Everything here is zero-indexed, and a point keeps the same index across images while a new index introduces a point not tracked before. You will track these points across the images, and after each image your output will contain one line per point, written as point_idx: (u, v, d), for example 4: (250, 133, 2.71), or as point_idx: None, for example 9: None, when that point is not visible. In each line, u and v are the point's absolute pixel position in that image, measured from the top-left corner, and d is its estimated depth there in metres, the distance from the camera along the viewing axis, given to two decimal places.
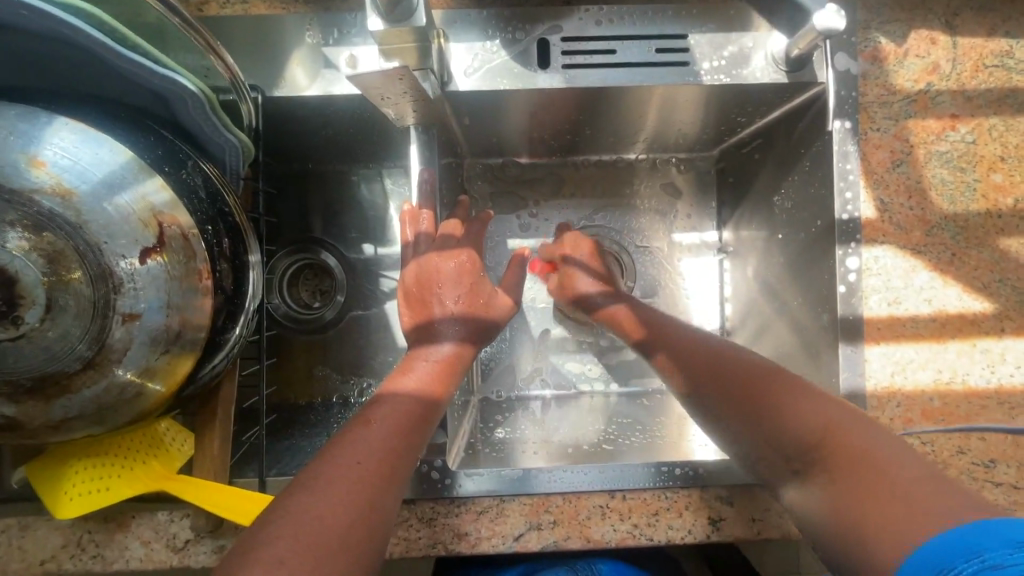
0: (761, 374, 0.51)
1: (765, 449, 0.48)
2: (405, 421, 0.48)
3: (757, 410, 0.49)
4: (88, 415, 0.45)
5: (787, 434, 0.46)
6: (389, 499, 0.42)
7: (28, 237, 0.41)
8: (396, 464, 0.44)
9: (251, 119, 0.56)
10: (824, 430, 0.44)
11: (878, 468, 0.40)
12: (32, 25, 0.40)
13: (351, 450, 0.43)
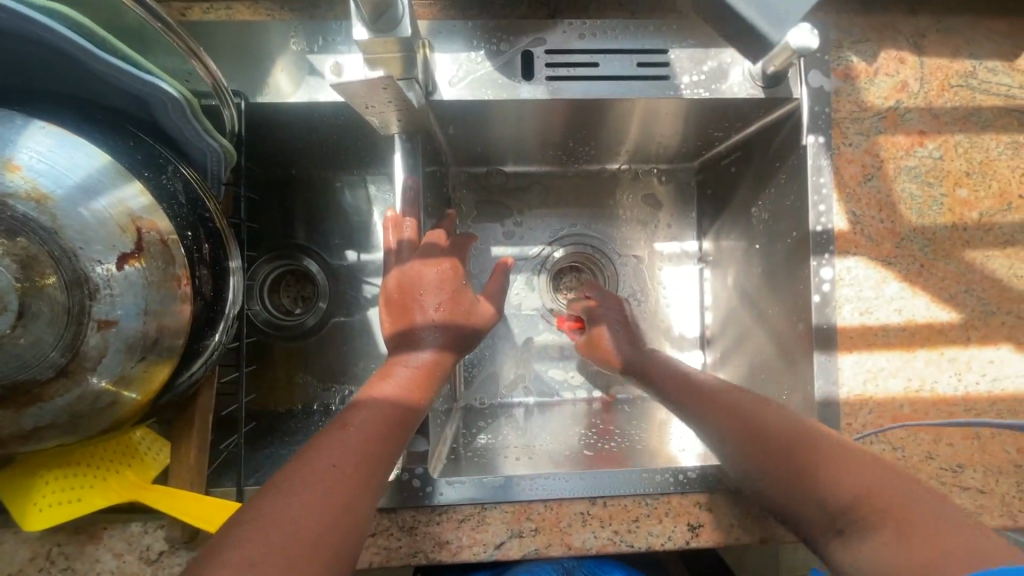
0: (802, 433, 0.50)
1: (806, 507, 0.46)
2: (385, 426, 0.48)
3: (797, 470, 0.48)
4: (61, 423, 0.44)
5: (832, 495, 0.45)
6: (366, 502, 0.42)
7: (0, 242, 0.40)
8: (373, 468, 0.44)
9: (234, 124, 0.56)
10: (869, 491, 0.43)
11: (930, 527, 0.39)
12: (10, 28, 0.40)
13: (330, 454, 0.43)
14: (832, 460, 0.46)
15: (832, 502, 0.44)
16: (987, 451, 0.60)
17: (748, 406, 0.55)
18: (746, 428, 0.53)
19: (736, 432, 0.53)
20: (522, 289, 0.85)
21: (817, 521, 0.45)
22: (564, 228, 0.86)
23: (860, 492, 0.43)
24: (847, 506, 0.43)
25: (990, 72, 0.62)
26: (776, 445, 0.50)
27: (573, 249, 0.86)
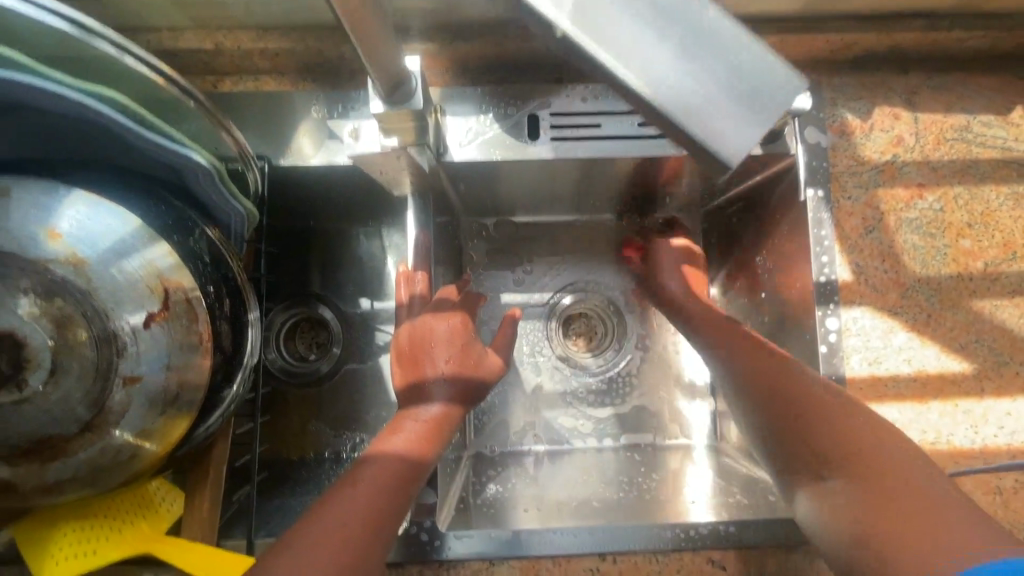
0: (815, 386, 0.53)
1: (799, 447, 0.50)
2: (395, 483, 0.48)
3: (796, 418, 0.51)
4: (82, 476, 0.46)
5: (824, 441, 0.48)
6: (373, 564, 0.43)
7: (39, 303, 0.43)
8: (382, 526, 0.45)
9: (257, 186, 0.59)
10: (858, 444, 0.46)
11: (917, 489, 0.42)
12: (61, 109, 0.44)
13: (339, 512, 0.44)
14: (831, 412, 0.49)
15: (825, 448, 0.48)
16: (1011, 507, 0.58)
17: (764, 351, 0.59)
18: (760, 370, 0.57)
19: (756, 370, 0.57)
20: (531, 336, 0.86)
21: (800, 462, 0.49)
22: (572, 276, 0.88)
23: (855, 443, 0.46)
24: (837, 453, 0.47)
25: (984, 125, 0.64)
26: (785, 390, 0.53)
27: (579, 295, 0.88)
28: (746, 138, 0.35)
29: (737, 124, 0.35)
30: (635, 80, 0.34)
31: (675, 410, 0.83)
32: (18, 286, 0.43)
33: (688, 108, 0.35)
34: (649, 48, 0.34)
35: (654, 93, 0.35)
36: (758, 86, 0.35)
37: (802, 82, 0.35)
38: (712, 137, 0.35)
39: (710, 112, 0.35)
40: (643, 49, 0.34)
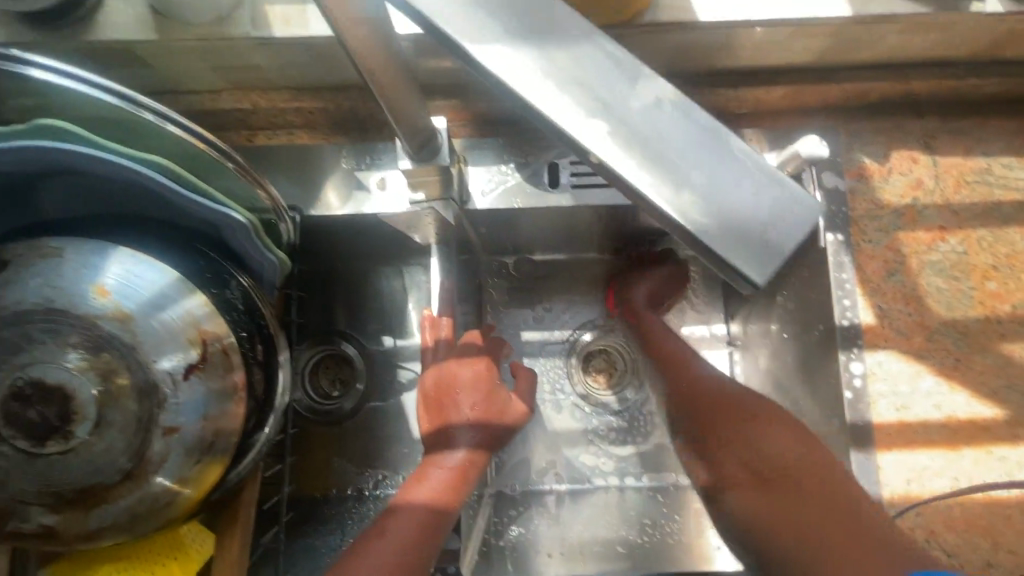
0: (801, 457, 0.58)
1: (782, 518, 0.56)
2: (421, 535, 0.51)
3: (783, 489, 0.57)
4: (121, 523, 0.47)
5: (815, 515, 0.54)
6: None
7: (87, 357, 0.45)
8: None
9: (290, 236, 0.60)
10: (849, 526, 0.52)
11: (872, 539, 0.51)
12: (111, 174, 0.47)
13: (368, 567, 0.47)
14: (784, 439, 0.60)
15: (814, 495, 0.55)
16: None
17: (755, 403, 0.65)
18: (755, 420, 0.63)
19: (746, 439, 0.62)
20: (552, 373, 0.86)
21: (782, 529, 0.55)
22: (592, 313, 0.88)
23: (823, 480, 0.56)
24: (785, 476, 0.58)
25: (1005, 167, 0.64)
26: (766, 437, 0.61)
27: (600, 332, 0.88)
28: (774, 261, 0.28)
29: (753, 248, 0.28)
30: (661, 200, 0.28)
31: None
32: (67, 341, 0.45)
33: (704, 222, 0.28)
34: (673, 157, 0.29)
35: (681, 216, 0.29)
36: (782, 212, 0.29)
37: (820, 204, 0.29)
38: (735, 254, 0.28)
39: (742, 229, 0.28)
40: (672, 165, 0.29)
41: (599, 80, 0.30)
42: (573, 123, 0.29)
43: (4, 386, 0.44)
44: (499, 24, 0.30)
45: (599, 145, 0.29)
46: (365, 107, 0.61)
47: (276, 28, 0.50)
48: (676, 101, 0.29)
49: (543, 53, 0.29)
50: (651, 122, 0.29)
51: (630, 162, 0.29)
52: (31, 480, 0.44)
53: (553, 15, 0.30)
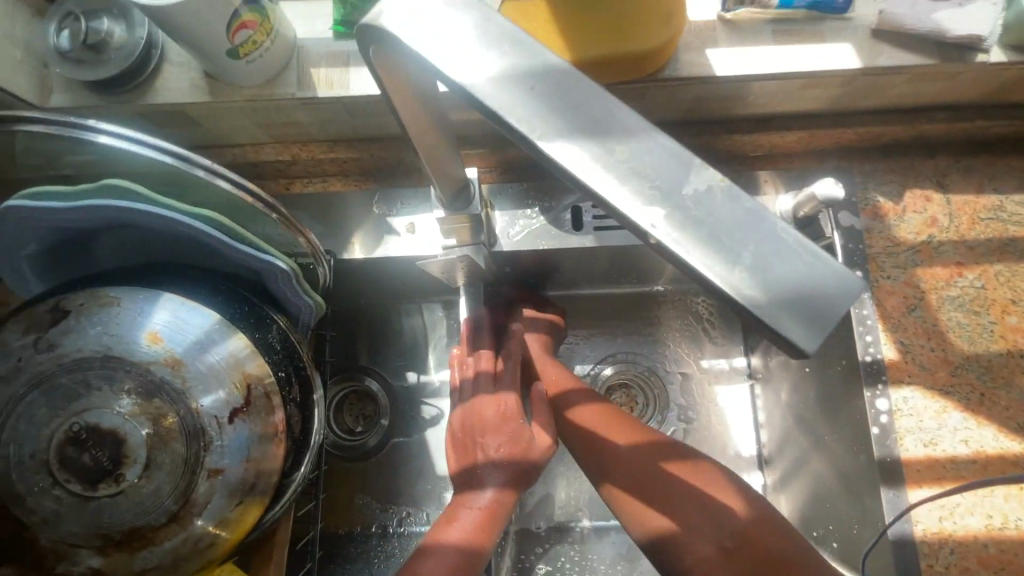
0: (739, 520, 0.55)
1: None
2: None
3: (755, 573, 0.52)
4: (166, 565, 0.48)
5: None
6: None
7: (139, 402, 0.47)
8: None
9: (325, 278, 0.62)
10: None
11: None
12: (165, 227, 0.49)
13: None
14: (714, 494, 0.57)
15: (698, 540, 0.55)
16: None
17: (645, 453, 0.61)
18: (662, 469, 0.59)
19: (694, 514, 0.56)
20: None
21: None
22: (611, 348, 0.89)
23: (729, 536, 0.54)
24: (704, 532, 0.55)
25: (1018, 204, 0.65)
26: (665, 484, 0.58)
27: (622, 366, 0.88)
28: (826, 328, 0.27)
29: (811, 313, 0.27)
30: (718, 276, 0.27)
31: None
32: (122, 388, 0.47)
33: (763, 293, 0.27)
34: (724, 234, 0.28)
35: (734, 293, 0.27)
36: (830, 288, 0.27)
37: (863, 280, 0.28)
38: (788, 321, 0.27)
39: (798, 298, 0.27)
40: (723, 243, 0.28)
41: (657, 169, 0.29)
42: (628, 205, 0.28)
43: (61, 431, 0.45)
44: (561, 115, 0.29)
45: (658, 227, 0.28)
46: (396, 156, 0.64)
47: (320, 88, 0.54)
48: (727, 187, 0.29)
49: (603, 146, 0.29)
50: (701, 202, 0.28)
51: (685, 241, 0.28)
52: (84, 523, 0.46)
53: (606, 109, 0.30)
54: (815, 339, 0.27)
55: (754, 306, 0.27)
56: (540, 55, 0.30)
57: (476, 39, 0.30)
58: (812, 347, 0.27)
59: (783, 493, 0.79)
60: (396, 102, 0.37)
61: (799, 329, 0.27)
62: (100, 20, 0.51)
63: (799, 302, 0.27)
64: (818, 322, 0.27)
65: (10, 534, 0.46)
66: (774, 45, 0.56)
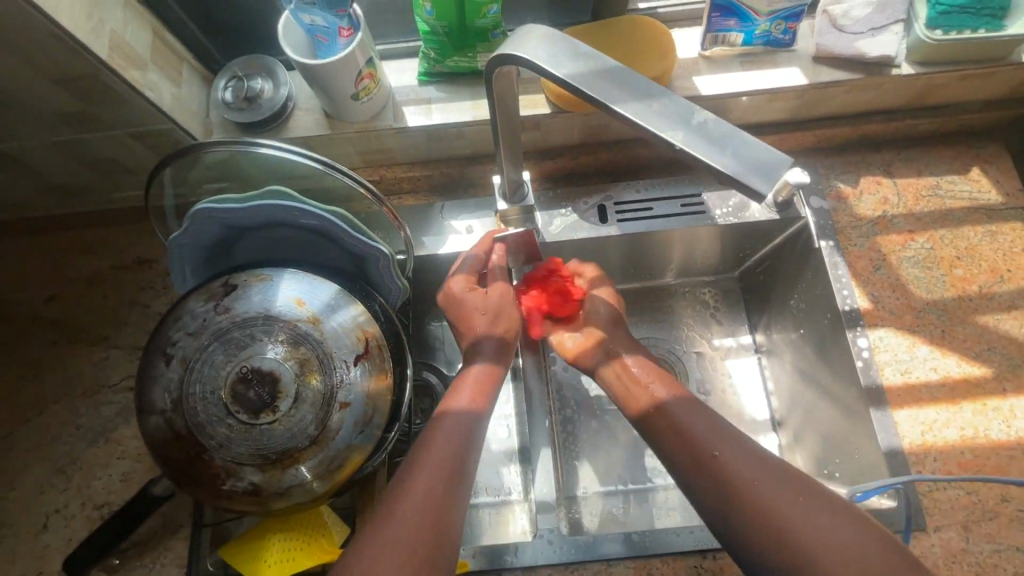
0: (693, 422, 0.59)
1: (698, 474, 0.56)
2: (464, 434, 0.59)
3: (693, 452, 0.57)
4: (306, 482, 0.61)
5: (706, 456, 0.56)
6: (464, 493, 0.55)
7: (289, 350, 0.61)
8: (462, 466, 0.56)
9: (410, 270, 0.78)
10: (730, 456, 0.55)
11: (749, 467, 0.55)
12: (304, 221, 0.65)
13: (434, 459, 0.56)
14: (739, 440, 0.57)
15: (683, 451, 0.57)
16: None
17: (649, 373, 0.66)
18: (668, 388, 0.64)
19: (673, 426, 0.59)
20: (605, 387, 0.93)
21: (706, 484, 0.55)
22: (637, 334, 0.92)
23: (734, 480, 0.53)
24: (687, 444, 0.57)
25: (951, 183, 0.82)
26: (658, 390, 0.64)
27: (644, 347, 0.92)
28: (778, 182, 0.38)
29: (769, 174, 0.39)
30: (714, 161, 0.39)
31: None
32: (277, 338, 0.62)
33: (742, 168, 0.39)
34: (716, 137, 0.40)
35: (720, 167, 0.39)
36: (778, 166, 0.38)
37: (790, 159, 0.39)
38: (760, 180, 0.38)
39: (763, 168, 0.39)
40: (714, 142, 0.40)
41: (672, 110, 0.41)
42: (653, 126, 0.41)
43: (234, 372, 0.60)
44: (606, 84, 0.42)
45: (673, 137, 0.40)
46: (461, 173, 0.82)
47: (409, 120, 0.73)
48: (718, 119, 0.40)
49: (642, 102, 0.41)
50: (701, 121, 0.41)
51: (692, 147, 0.40)
52: (249, 444, 0.59)
53: (633, 79, 0.42)
54: (773, 188, 0.38)
55: (734, 175, 0.39)
56: (596, 58, 0.44)
57: (547, 58, 0.44)
58: (771, 192, 0.38)
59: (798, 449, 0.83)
60: (496, 108, 0.54)
61: (762, 181, 0.38)
62: (256, 80, 0.72)
63: (763, 169, 0.39)
64: (775, 177, 0.38)
65: (191, 456, 0.60)
66: (742, 71, 0.75)
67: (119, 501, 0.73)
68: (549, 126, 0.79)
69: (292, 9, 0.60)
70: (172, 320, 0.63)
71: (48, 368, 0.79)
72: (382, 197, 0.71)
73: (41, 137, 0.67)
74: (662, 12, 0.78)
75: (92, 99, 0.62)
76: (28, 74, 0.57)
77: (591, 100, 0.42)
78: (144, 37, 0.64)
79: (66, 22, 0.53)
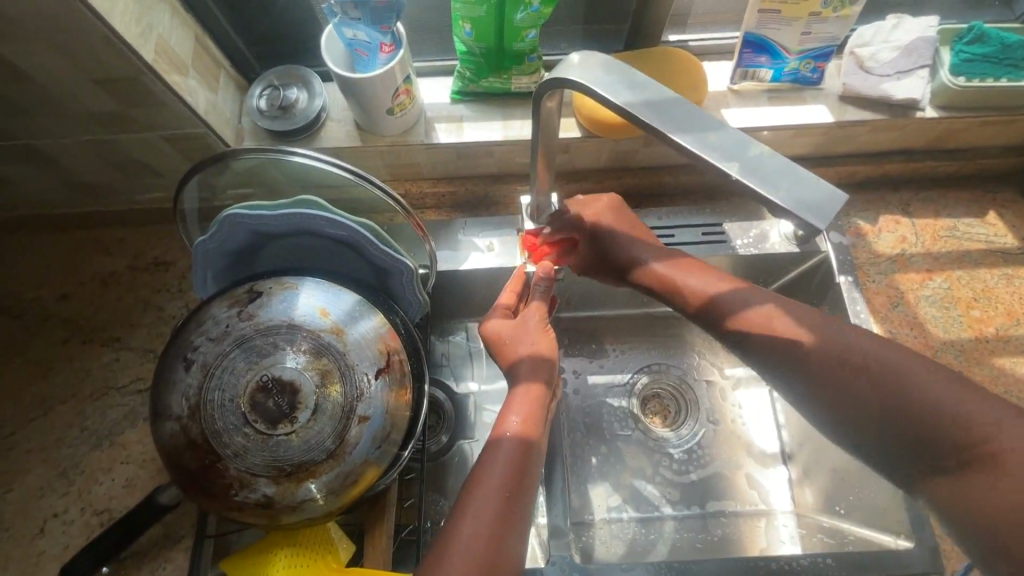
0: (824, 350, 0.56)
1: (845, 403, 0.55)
2: (521, 457, 0.57)
3: (831, 377, 0.55)
4: (320, 497, 0.59)
5: (848, 376, 0.54)
6: (521, 511, 0.54)
7: (311, 360, 0.60)
8: (515, 498, 0.54)
9: (430, 284, 0.77)
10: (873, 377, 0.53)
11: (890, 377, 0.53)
12: (332, 231, 0.65)
13: (490, 482, 0.54)
14: (957, 389, 0.50)
15: (846, 405, 0.54)
16: None
17: (772, 315, 0.59)
18: (801, 326, 0.58)
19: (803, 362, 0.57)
20: (616, 413, 0.92)
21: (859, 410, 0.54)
22: (646, 359, 0.96)
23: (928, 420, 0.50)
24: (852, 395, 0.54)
25: (968, 225, 0.84)
26: (786, 330, 0.58)
27: (656, 376, 0.95)
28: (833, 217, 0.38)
29: (822, 209, 0.38)
30: (765, 192, 0.39)
31: (751, 476, 0.88)
32: (299, 348, 0.61)
33: (795, 199, 0.38)
34: (770, 168, 0.40)
35: (772, 200, 0.39)
36: (833, 203, 0.38)
37: (846, 196, 0.39)
38: (812, 214, 0.38)
39: (816, 203, 0.38)
40: (767, 173, 0.39)
41: (727, 141, 0.41)
42: (707, 155, 0.41)
43: (254, 380, 0.59)
44: (662, 114, 0.43)
45: (728, 167, 0.40)
46: (487, 191, 0.83)
47: (440, 137, 0.74)
48: (773, 153, 0.40)
49: (698, 132, 0.42)
50: (757, 153, 0.40)
51: (746, 177, 0.40)
52: (264, 455, 0.58)
53: (690, 111, 0.43)
54: (827, 224, 0.38)
55: (785, 207, 0.38)
56: (658, 89, 0.44)
57: (606, 89, 0.45)
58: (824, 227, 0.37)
59: (807, 484, 0.86)
60: (541, 124, 0.54)
61: (817, 216, 0.38)
62: (291, 90, 0.73)
63: (816, 204, 0.38)
64: (828, 214, 0.38)
65: (205, 465, 0.58)
66: (770, 106, 0.76)
67: (120, 508, 0.71)
68: (578, 149, 0.80)
69: (335, 23, 0.61)
70: (193, 325, 0.62)
71: (57, 367, 0.78)
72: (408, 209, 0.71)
73: (70, 134, 0.67)
74: (694, 45, 0.80)
75: (131, 101, 0.62)
76: (72, 73, 0.58)
77: (644, 128, 0.43)
78: (187, 42, 0.65)
79: (115, 23, 0.54)
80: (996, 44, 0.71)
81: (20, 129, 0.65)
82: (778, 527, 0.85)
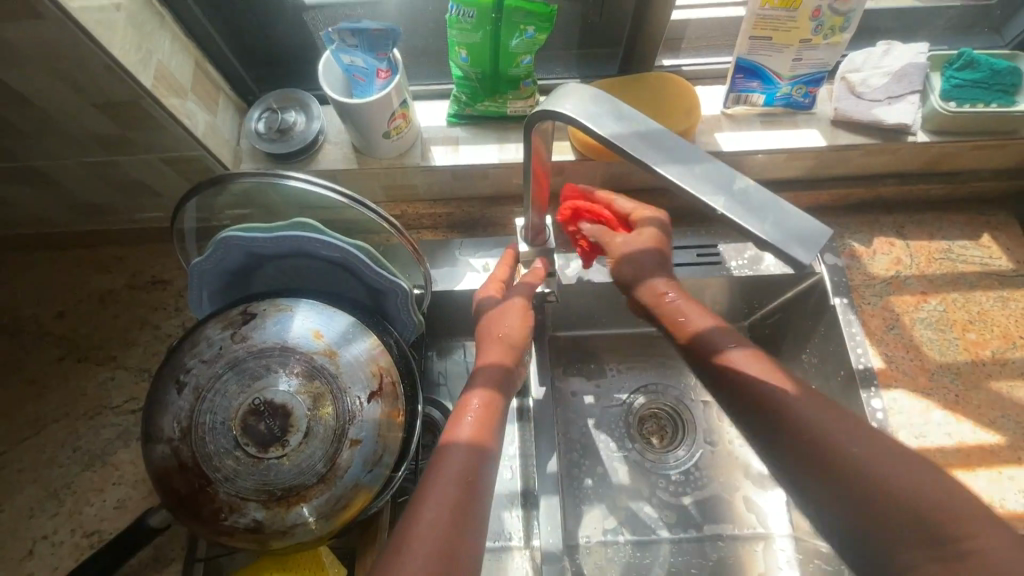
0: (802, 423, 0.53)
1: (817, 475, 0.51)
2: (470, 468, 0.55)
3: (809, 453, 0.52)
4: (311, 521, 0.59)
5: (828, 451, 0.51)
6: (473, 524, 0.52)
7: (304, 383, 0.60)
8: (466, 503, 0.53)
9: (425, 305, 0.77)
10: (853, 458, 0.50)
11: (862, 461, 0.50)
12: (327, 253, 0.65)
13: (438, 500, 0.52)
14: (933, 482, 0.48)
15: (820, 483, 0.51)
16: None
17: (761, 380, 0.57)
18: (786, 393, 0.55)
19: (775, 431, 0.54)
20: (611, 434, 0.92)
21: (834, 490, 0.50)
22: (643, 379, 0.96)
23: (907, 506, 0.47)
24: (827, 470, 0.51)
25: (962, 248, 0.84)
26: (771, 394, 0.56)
27: (653, 396, 0.95)
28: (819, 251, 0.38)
29: (807, 242, 0.38)
30: (752, 225, 0.39)
31: (748, 499, 0.87)
32: (291, 371, 0.61)
33: (782, 232, 0.39)
34: (758, 201, 0.40)
35: (758, 234, 0.39)
36: (819, 236, 0.38)
37: (831, 230, 0.39)
38: (798, 248, 0.38)
39: (803, 236, 0.38)
40: (754, 206, 0.40)
41: (714, 174, 0.42)
42: (694, 187, 0.41)
43: (246, 403, 0.59)
44: (648, 147, 0.43)
45: (715, 201, 0.40)
46: (482, 212, 0.83)
47: (437, 159, 0.75)
48: (760, 186, 0.41)
49: (684, 164, 0.42)
50: (745, 185, 0.41)
51: (732, 210, 0.40)
52: (254, 479, 0.58)
53: (675, 143, 0.43)
54: (813, 258, 0.38)
55: (771, 241, 0.38)
56: (642, 122, 0.45)
57: (590, 120, 0.45)
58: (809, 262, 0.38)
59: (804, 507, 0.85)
60: (528, 151, 0.55)
61: (803, 251, 0.38)
62: (290, 113, 0.74)
63: (802, 238, 0.38)
64: (814, 248, 0.38)
65: (195, 489, 0.58)
66: (762, 130, 0.77)
67: (112, 530, 0.70)
68: (573, 172, 0.81)
69: (332, 49, 0.62)
70: (187, 346, 0.62)
71: (51, 386, 0.78)
72: (403, 231, 0.71)
73: (70, 156, 0.67)
74: (687, 69, 0.81)
75: (131, 126, 0.63)
76: (73, 98, 0.59)
77: (631, 160, 0.43)
78: (187, 68, 0.66)
79: (117, 52, 0.55)
80: (987, 69, 0.72)
81: (20, 151, 0.66)
82: (776, 553, 0.84)
